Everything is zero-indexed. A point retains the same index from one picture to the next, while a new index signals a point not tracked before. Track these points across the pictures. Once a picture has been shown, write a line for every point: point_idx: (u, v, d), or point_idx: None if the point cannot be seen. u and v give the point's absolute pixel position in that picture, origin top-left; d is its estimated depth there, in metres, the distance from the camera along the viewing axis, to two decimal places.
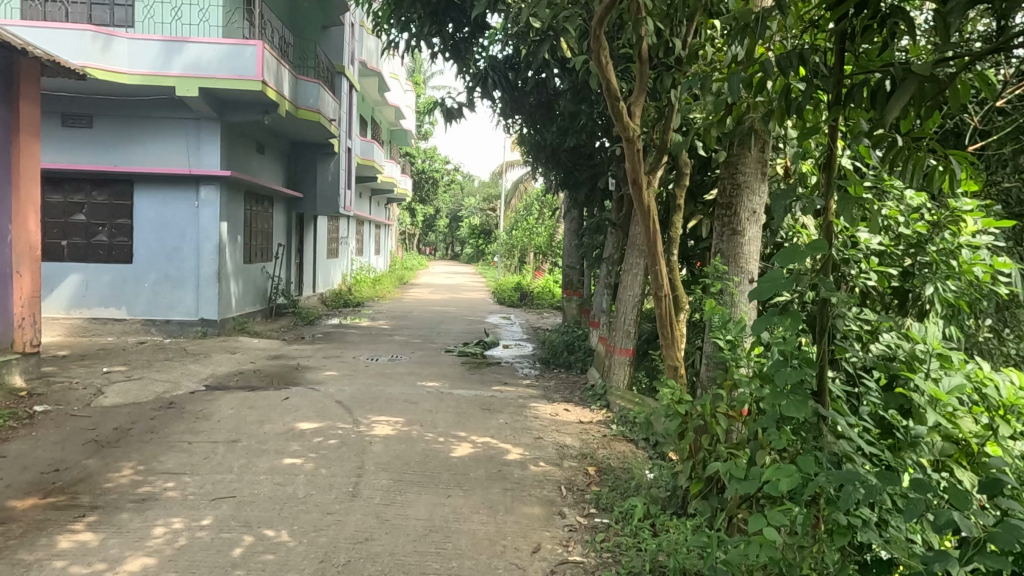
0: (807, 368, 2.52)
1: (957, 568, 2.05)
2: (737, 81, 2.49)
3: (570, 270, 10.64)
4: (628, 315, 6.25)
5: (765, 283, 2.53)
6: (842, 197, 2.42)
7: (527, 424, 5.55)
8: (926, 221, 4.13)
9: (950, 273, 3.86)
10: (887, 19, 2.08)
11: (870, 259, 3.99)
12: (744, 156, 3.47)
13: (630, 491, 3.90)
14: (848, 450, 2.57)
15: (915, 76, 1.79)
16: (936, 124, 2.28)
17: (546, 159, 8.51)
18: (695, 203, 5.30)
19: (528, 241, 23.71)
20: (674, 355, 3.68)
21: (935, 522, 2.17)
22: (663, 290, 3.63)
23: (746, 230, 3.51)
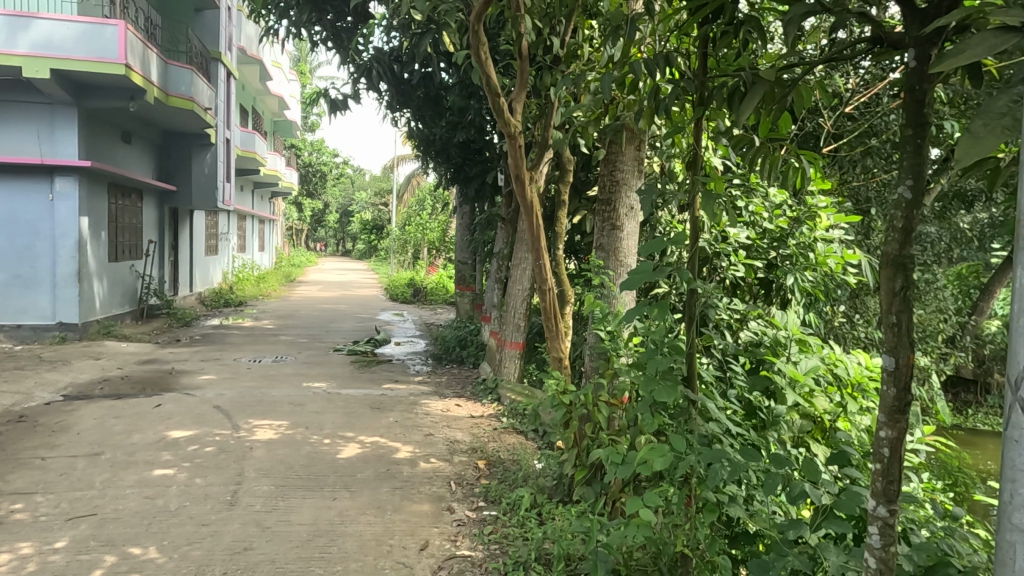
0: (675, 356, 2.67)
1: (808, 533, 2.24)
2: (610, 80, 2.60)
3: (462, 265, 10.65)
4: (518, 308, 6.34)
5: (636, 275, 2.68)
6: (706, 194, 2.58)
7: (417, 421, 5.51)
8: (788, 217, 4.49)
9: (808, 264, 4.20)
10: (742, 28, 2.22)
11: (739, 252, 4.22)
12: (621, 154, 3.63)
13: (518, 482, 3.97)
14: (716, 432, 2.74)
15: (762, 81, 1.94)
16: (788, 127, 2.47)
17: (436, 154, 8.45)
18: (579, 198, 5.49)
19: (421, 236, 23.54)
20: (559, 347, 3.75)
21: (791, 493, 2.35)
22: (547, 284, 3.71)
23: (625, 226, 3.64)
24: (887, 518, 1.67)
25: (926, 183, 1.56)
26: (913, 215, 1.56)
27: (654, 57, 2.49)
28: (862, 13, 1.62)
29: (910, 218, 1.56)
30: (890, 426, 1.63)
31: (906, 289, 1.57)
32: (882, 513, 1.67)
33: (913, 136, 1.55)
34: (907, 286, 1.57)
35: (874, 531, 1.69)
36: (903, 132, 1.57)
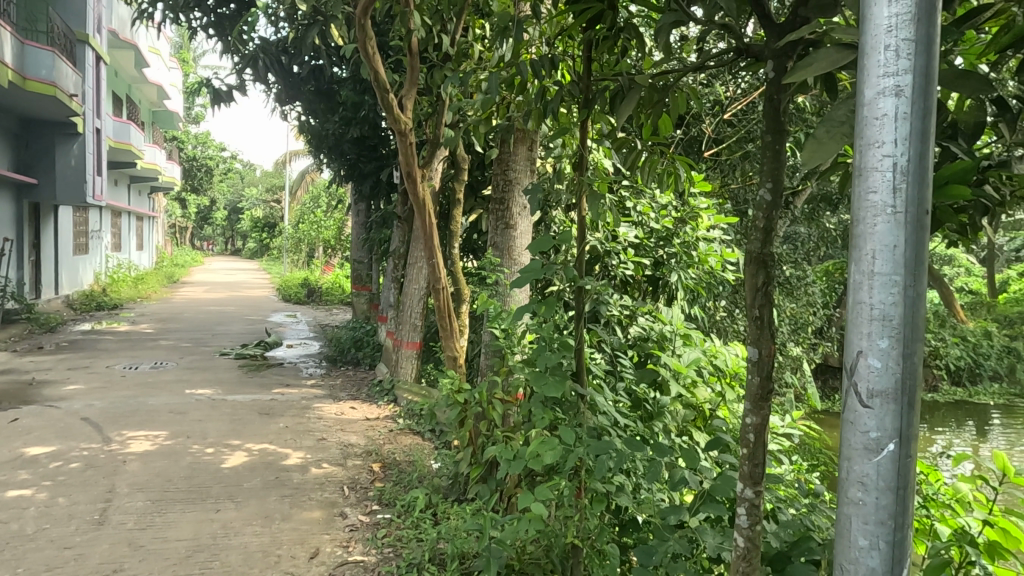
0: (563, 352, 2.73)
1: (688, 517, 2.34)
2: (498, 81, 2.64)
3: (358, 264, 10.43)
4: (414, 307, 6.28)
5: (525, 273, 2.72)
6: (591, 194, 2.67)
7: (309, 426, 5.34)
8: (673, 217, 4.71)
9: (691, 263, 4.42)
10: (621, 33, 2.30)
11: (628, 251, 4.35)
12: (514, 154, 3.67)
13: (414, 483, 3.93)
14: (604, 424, 2.82)
15: (637, 86, 2.03)
16: (665, 131, 2.59)
17: (329, 150, 8.21)
18: (474, 197, 5.52)
19: (316, 234, 22.82)
20: (453, 346, 3.73)
21: (672, 480, 2.46)
22: (441, 282, 3.69)
23: (519, 225, 3.69)
24: (753, 499, 1.78)
25: (782, 187, 1.69)
26: (773, 216, 1.68)
27: (541, 59, 2.54)
28: (726, 25, 1.73)
29: (771, 218, 1.67)
30: (755, 413, 1.74)
31: (767, 285, 1.69)
32: (749, 494, 1.78)
33: (772, 142, 1.67)
34: (768, 282, 1.69)
35: (741, 512, 1.80)
36: (763, 138, 1.69)
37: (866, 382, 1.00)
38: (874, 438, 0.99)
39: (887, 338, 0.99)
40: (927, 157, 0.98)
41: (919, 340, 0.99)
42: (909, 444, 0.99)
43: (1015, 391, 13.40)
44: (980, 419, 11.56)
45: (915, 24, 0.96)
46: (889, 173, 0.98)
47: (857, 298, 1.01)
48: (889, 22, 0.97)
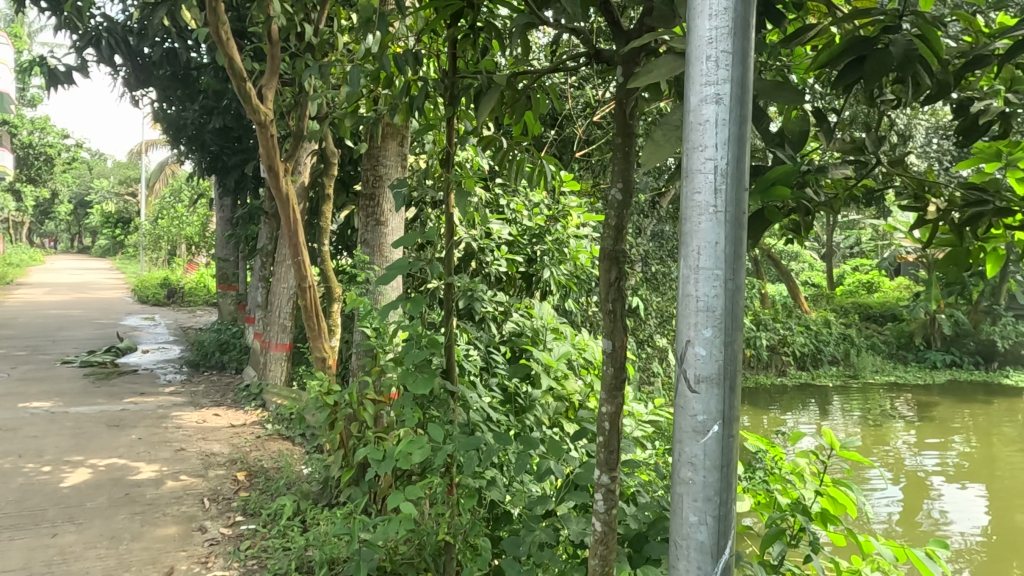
0: (430, 348, 2.72)
1: (554, 506, 2.40)
2: (362, 73, 2.59)
3: (223, 262, 9.85)
4: (283, 308, 6.05)
5: (392, 269, 2.69)
6: (458, 190, 2.69)
7: (167, 436, 4.98)
8: (545, 215, 4.82)
9: (562, 259, 4.53)
10: (483, 31, 2.32)
11: (501, 248, 4.40)
12: (384, 149, 3.60)
13: (281, 490, 3.78)
14: (476, 420, 2.85)
15: (496, 85, 2.08)
16: (529, 131, 2.66)
17: (187, 141, 7.70)
18: (345, 192, 5.37)
19: (178, 230, 21.25)
20: (322, 347, 3.61)
21: (539, 471, 2.52)
22: (307, 280, 3.57)
23: (390, 222, 3.65)
24: (609, 484, 1.86)
25: (631, 187, 1.78)
26: (623, 214, 1.77)
27: (405, 54, 2.53)
28: (577, 29, 1.79)
29: (622, 216, 1.76)
30: (609, 402, 1.82)
31: (619, 279, 1.78)
32: (605, 480, 1.87)
33: (622, 144, 1.75)
34: (620, 277, 1.78)
35: (599, 498, 1.88)
36: (614, 140, 1.77)
37: (693, 368, 1.07)
38: (701, 421, 1.07)
39: (711, 328, 1.07)
40: (744, 160, 1.06)
41: (738, 329, 1.07)
42: (731, 424, 1.08)
43: (850, 373, 14.99)
44: (821, 400, 12.83)
45: (732, 37, 1.04)
46: (712, 175, 1.05)
47: (686, 292, 1.08)
48: (710, 34, 1.04)
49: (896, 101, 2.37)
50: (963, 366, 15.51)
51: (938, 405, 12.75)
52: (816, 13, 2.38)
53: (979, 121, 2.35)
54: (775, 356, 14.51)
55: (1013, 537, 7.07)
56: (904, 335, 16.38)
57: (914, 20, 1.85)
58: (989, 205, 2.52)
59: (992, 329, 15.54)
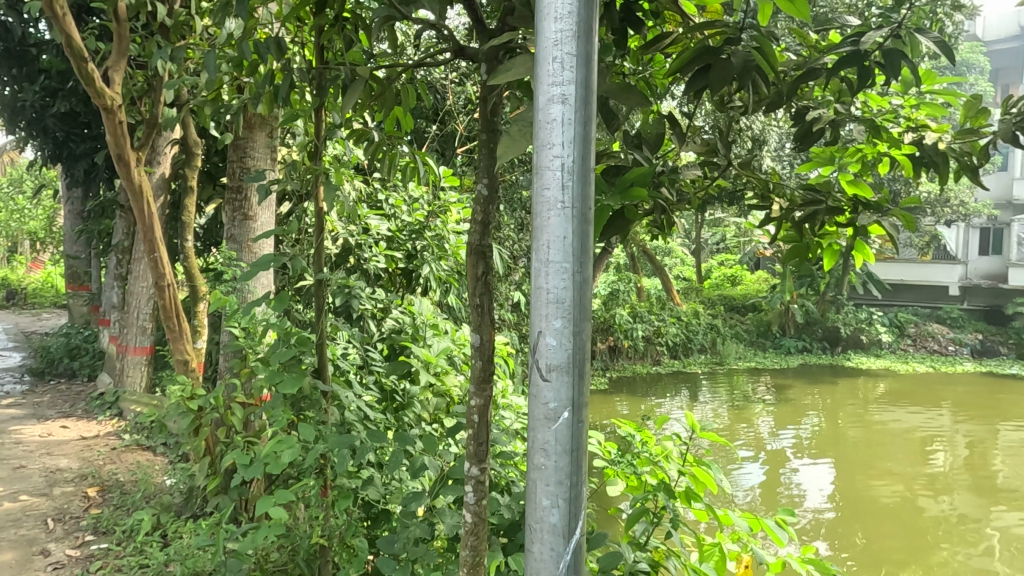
0: (299, 347, 2.63)
1: (428, 502, 2.41)
2: (219, 58, 2.46)
3: (73, 260, 9.00)
4: (143, 309, 5.65)
5: (257, 265, 2.58)
6: (326, 184, 2.62)
7: (3, 453, 4.49)
8: (424, 210, 4.76)
9: (442, 255, 4.48)
10: (347, 21, 2.26)
11: (380, 244, 4.32)
12: (251, 140, 3.43)
13: (138, 504, 3.52)
14: (351, 418, 2.79)
15: (361, 77, 2.04)
16: (399, 124, 2.63)
17: (26, 125, 6.97)
18: (211, 184, 5.07)
19: (17, 226, 19.14)
20: (183, 349, 3.38)
21: (412, 467, 2.51)
22: (166, 278, 3.33)
23: (259, 217, 3.51)
24: (478, 476, 1.89)
25: (497, 182, 1.82)
26: (489, 210, 1.81)
27: (267, 41, 2.42)
28: (442, 23, 1.80)
29: (487, 211, 1.80)
30: (478, 395, 1.86)
31: (486, 274, 1.82)
32: (474, 472, 1.89)
33: (487, 141, 1.78)
34: (486, 272, 1.82)
35: (469, 490, 1.90)
36: (479, 138, 1.80)
37: (544, 358, 1.12)
38: (553, 408, 1.11)
39: (561, 319, 1.11)
40: (589, 159, 1.11)
41: (585, 319, 1.13)
42: (580, 411, 1.13)
43: (716, 360, 16.10)
44: (691, 386, 13.70)
45: (576, 40, 1.08)
46: (559, 172, 1.10)
47: (537, 285, 1.12)
48: (555, 37, 1.08)
49: (743, 108, 2.56)
50: (813, 351, 17.09)
51: (792, 387, 13.98)
52: (672, 22, 2.54)
53: (813, 128, 2.59)
54: (651, 346, 15.31)
55: (854, 503, 7.89)
56: (763, 324, 17.80)
57: (752, 33, 2.01)
58: (823, 204, 2.79)
59: (836, 317, 17.23)
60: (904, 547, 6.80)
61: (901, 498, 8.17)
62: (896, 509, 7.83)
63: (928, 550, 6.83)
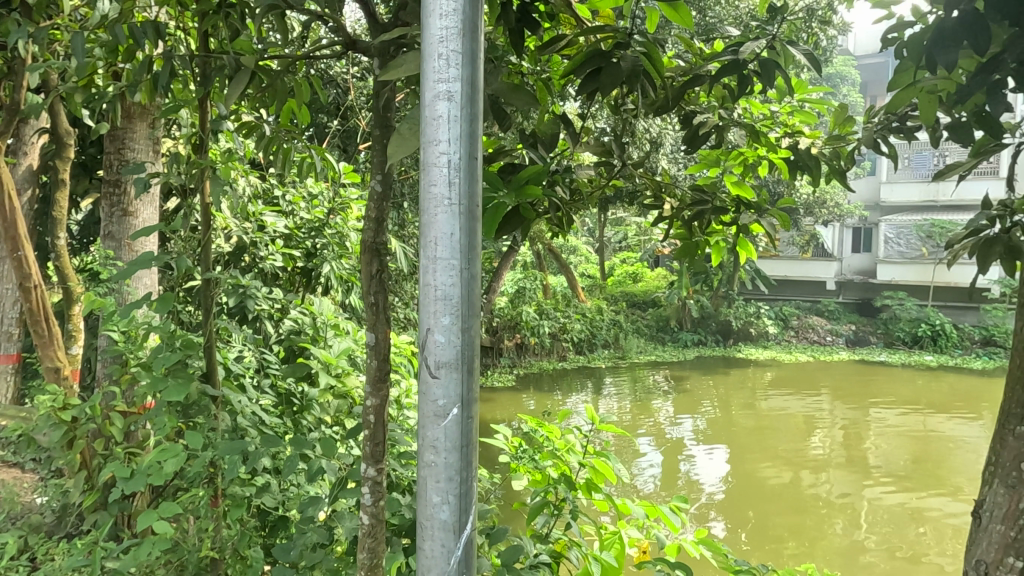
0: (184, 350, 2.49)
1: (325, 507, 2.34)
2: (89, 41, 2.29)
3: None
4: (8, 313, 5.17)
5: (137, 263, 2.41)
6: (212, 178, 2.50)
7: None
8: (324, 207, 4.61)
9: (343, 253, 4.35)
10: (231, 7, 2.16)
11: (276, 242, 4.15)
12: (131, 131, 3.21)
13: (3, 526, 3.23)
14: (244, 423, 2.68)
15: (246, 67, 1.96)
16: (293, 117, 2.55)
17: None
18: (87, 177, 4.71)
19: None
20: (55, 355, 3.11)
21: (309, 472, 2.43)
22: (32, 279, 3.06)
23: (141, 212, 3.30)
24: (375, 477, 1.87)
25: (392, 178, 1.81)
26: (383, 206, 1.79)
27: (145, 25, 2.28)
28: (333, 15, 1.77)
29: (381, 209, 1.79)
30: (374, 395, 1.83)
31: (381, 271, 1.79)
32: (371, 473, 1.86)
33: (381, 136, 1.76)
34: (381, 270, 1.80)
35: (366, 491, 1.87)
36: (372, 133, 1.78)
37: (433, 355, 1.12)
38: (442, 405, 1.11)
39: (449, 316, 1.11)
40: (476, 157, 1.12)
41: (473, 316, 1.14)
42: (469, 407, 1.13)
43: (619, 355, 16.68)
44: (596, 380, 14.12)
45: (461, 38, 1.08)
46: (445, 169, 1.10)
47: (426, 282, 1.12)
48: (441, 34, 1.08)
49: (635, 111, 2.67)
50: (707, 344, 18.06)
51: (689, 379, 14.71)
52: (567, 25, 2.60)
53: (700, 131, 2.73)
54: (556, 342, 15.65)
55: (745, 485, 8.39)
56: (662, 319, 18.60)
57: (641, 38, 2.09)
58: (709, 204, 2.95)
59: (728, 311, 18.27)
60: (789, 524, 7.30)
61: (786, 479, 8.76)
62: (781, 489, 8.39)
63: (811, 525, 7.35)
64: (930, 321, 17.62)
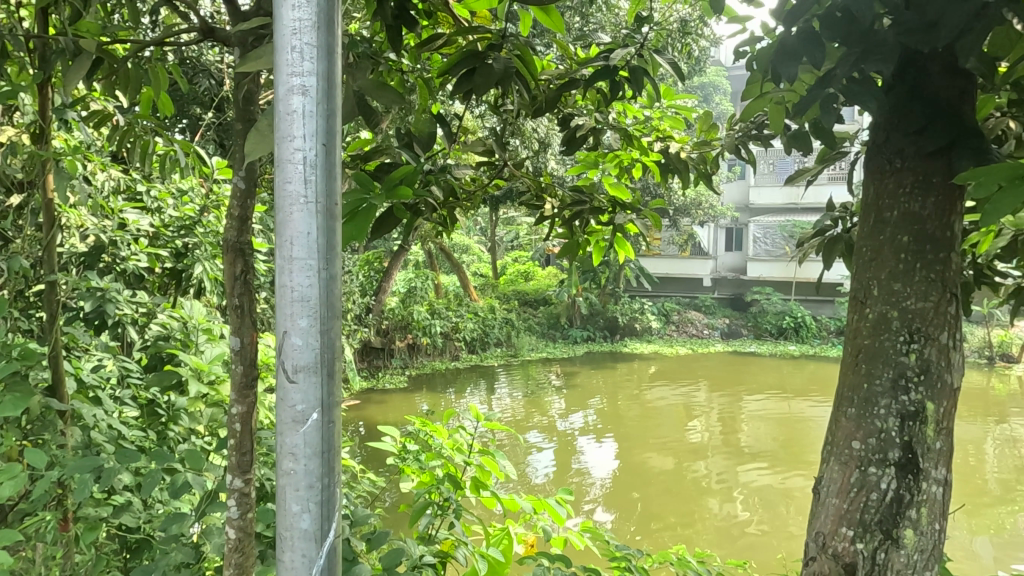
0: (24, 361, 2.25)
1: (189, 524, 2.20)
2: None
3: None
4: None
5: None
6: (54, 171, 2.28)
7: None
8: (195, 204, 4.32)
9: (217, 253, 4.09)
10: None
11: (140, 241, 3.84)
12: None
13: None
14: (99, 439, 2.47)
15: (87, 52, 1.81)
16: (151, 108, 2.38)
17: None
18: None
19: None
20: None
21: (173, 487, 2.27)
22: None
23: None
24: (242, 488, 1.78)
25: (256, 175, 1.73)
26: (246, 205, 1.71)
27: None
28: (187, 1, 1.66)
29: (244, 207, 1.71)
30: (240, 402, 1.74)
31: (245, 272, 1.71)
32: (238, 484, 1.77)
33: (242, 130, 1.68)
34: (246, 270, 1.71)
35: (232, 504, 1.77)
36: (234, 126, 1.69)
37: (290, 359, 1.07)
38: (300, 410, 1.08)
39: (308, 318, 1.08)
40: (334, 155, 1.09)
41: (333, 318, 1.11)
42: (330, 411, 1.11)
43: (511, 352, 16.91)
44: (489, 379, 14.22)
45: (315, 31, 1.05)
46: (301, 166, 1.06)
47: (281, 283, 1.08)
48: (294, 26, 1.04)
49: (515, 112, 2.70)
50: (596, 339, 18.71)
51: (579, 374, 15.15)
52: (445, 24, 2.59)
53: (577, 133, 2.80)
54: (449, 342, 15.64)
55: (632, 475, 8.73)
56: (552, 316, 19.02)
57: (513, 41, 2.12)
58: (587, 204, 3.04)
59: (615, 307, 19.00)
60: (672, 509, 7.66)
61: (669, 466, 9.22)
62: (665, 476, 8.81)
63: (690, 508, 7.75)
64: (794, 314, 19.17)
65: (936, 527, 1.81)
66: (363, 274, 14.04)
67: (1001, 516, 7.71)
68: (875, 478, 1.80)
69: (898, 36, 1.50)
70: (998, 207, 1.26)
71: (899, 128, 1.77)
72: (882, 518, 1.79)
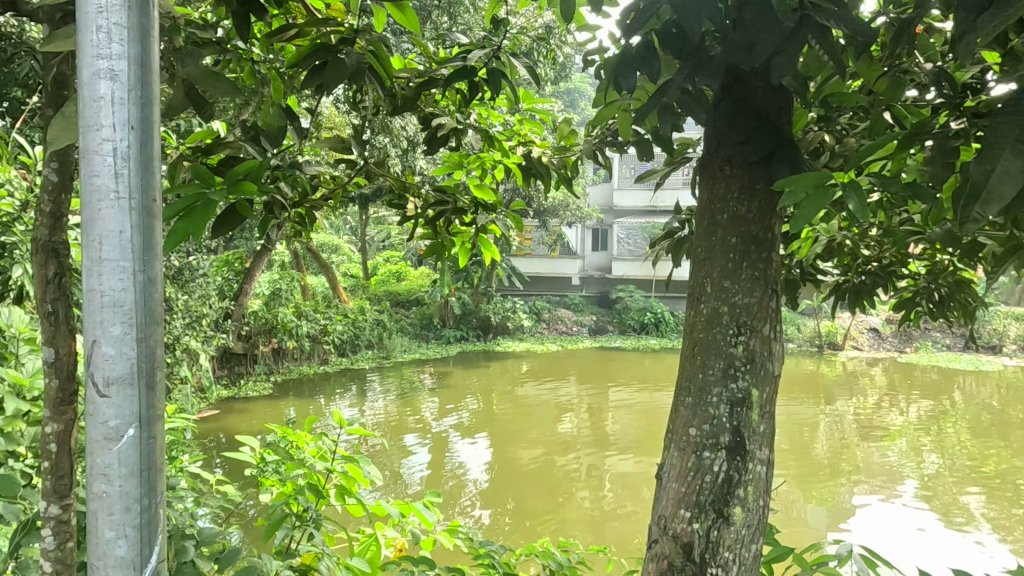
0: None
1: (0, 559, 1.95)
2: None
3: None
4: None
5: None
6: None
7: None
8: (14, 199, 3.83)
9: None
10: None
11: None
12: None
13: None
14: None
15: None
16: None
17: None
18: None
19: None
20: None
21: None
22: None
23: None
24: (59, 515, 1.60)
25: (73, 167, 1.57)
26: (61, 199, 1.55)
27: None
28: None
29: (58, 202, 1.55)
30: (55, 419, 1.57)
31: (60, 275, 1.54)
32: (54, 511, 1.60)
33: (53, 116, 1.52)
34: (61, 272, 1.55)
35: (46, 533, 1.59)
36: (44, 112, 1.52)
37: (100, 371, 0.97)
38: (113, 426, 0.98)
39: (121, 325, 0.98)
40: (150, 147, 1.01)
41: (151, 324, 1.02)
42: (149, 425, 1.01)
43: (383, 354, 16.57)
44: (359, 382, 13.84)
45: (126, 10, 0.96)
46: (111, 158, 0.96)
47: (88, 287, 0.97)
48: (100, 3, 0.94)
49: (374, 109, 2.64)
50: (469, 338, 18.78)
51: (452, 373, 15.14)
52: (299, 14, 2.48)
53: (438, 133, 2.78)
54: (317, 345, 15.07)
55: (506, 471, 8.85)
56: (425, 316, 18.86)
57: (366, 36, 2.07)
58: (449, 204, 3.04)
59: (487, 307, 19.18)
60: (542, 502, 7.84)
61: (541, 460, 9.45)
62: (536, 470, 9.02)
63: (560, 499, 7.98)
64: (654, 309, 20.35)
65: (761, 503, 1.98)
66: (222, 276, 13.17)
67: (830, 487, 8.64)
68: (708, 462, 1.94)
69: (723, 54, 1.63)
70: (804, 210, 1.38)
71: (728, 139, 1.92)
72: (715, 498, 1.93)
